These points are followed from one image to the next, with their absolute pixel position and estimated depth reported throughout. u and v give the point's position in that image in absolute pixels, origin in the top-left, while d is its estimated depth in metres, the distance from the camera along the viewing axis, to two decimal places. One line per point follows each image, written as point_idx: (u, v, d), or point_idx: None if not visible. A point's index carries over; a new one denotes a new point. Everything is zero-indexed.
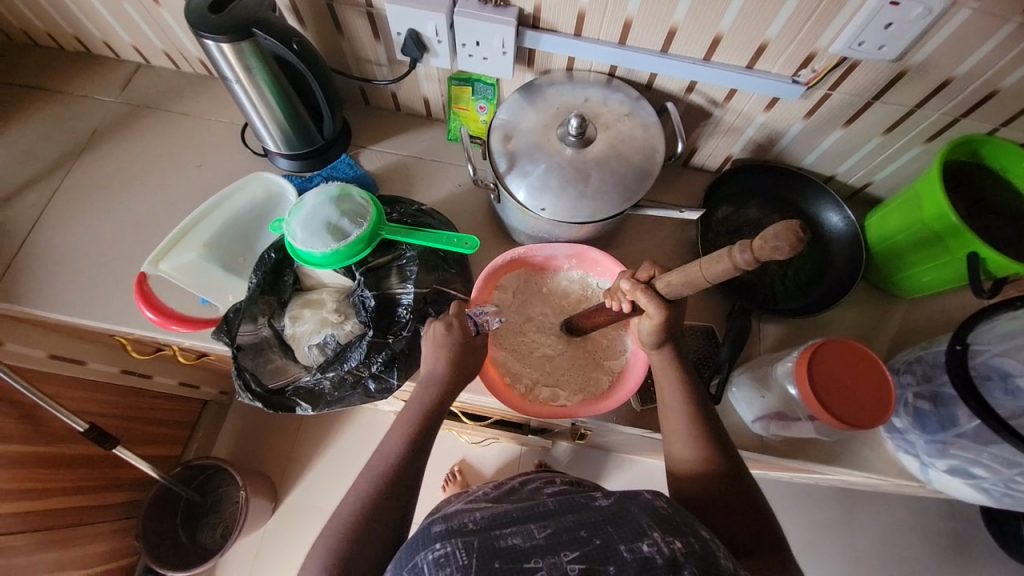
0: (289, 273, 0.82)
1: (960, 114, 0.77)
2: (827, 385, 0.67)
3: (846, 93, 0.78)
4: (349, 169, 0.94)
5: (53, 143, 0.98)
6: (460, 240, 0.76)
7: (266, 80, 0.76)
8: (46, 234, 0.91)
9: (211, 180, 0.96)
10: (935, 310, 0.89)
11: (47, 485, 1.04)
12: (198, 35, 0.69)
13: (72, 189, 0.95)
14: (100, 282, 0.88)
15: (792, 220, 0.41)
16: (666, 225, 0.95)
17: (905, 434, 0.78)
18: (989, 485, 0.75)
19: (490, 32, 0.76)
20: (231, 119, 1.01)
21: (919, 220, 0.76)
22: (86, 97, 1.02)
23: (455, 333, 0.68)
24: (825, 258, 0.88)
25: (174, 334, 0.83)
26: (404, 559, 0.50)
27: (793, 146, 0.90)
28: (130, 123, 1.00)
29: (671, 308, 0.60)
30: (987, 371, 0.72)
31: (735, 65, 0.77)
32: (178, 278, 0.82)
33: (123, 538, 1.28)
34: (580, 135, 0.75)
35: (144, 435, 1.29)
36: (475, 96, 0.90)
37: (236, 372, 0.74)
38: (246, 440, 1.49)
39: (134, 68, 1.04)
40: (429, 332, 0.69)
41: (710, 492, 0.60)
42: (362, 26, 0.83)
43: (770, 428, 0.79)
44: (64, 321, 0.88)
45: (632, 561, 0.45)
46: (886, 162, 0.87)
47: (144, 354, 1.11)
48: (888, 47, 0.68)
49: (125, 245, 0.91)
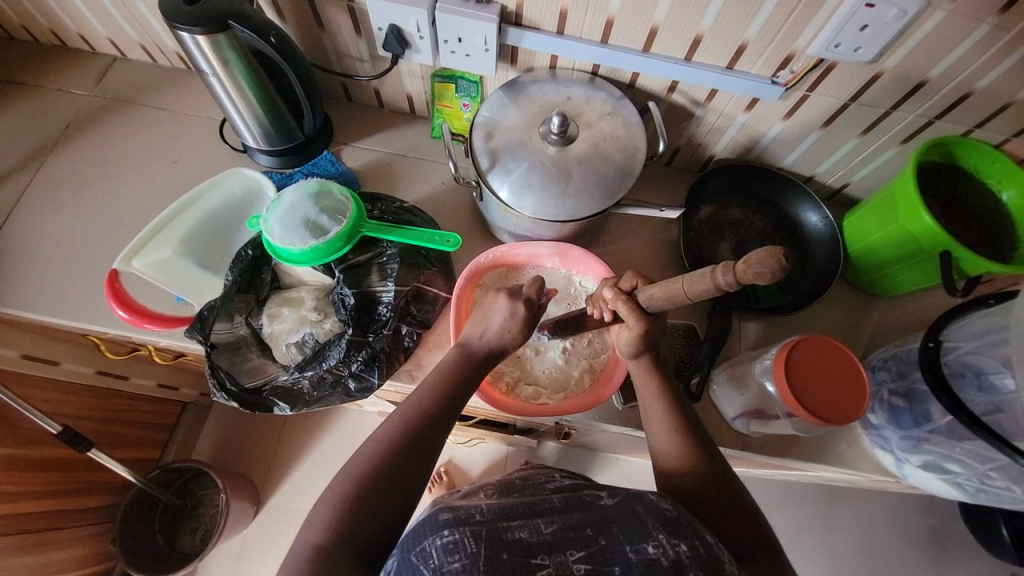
0: (266, 271, 0.81)
1: (935, 116, 0.78)
2: (805, 385, 0.68)
3: (825, 95, 0.79)
4: (332, 166, 0.93)
5: (26, 137, 0.95)
6: (443, 238, 0.76)
7: (243, 74, 0.74)
8: (18, 230, 0.88)
9: (188, 177, 0.94)
10: (911, 309, 0.91)
11: (19, 488, 1.00)
12: (173, 27, 0.67)
13: (45, 184, 0.92)
14: (71, 280, 0.86)
15: (776, 247, 0.40)
16: (649, 224, 0.96)
17: (881, 429, 0.80)
18: (963, 481, 0.75)
19: (472, 29, 0.76)
20: (209, 114, 0.99)
21: (896, 222, 0.77)
22: (60, 91, 0.99)
23: (513, 325, 0.66)
24: (807, 256, 0.89)
25: (148, 333, 0.81)
26: (410, 542, 0.48)
27: (774, 147, 0.91)
28: (105, 117, 0.98)
29: (652, 319, 0.61)
30: (960, 368, 0.73)
31: (716, 65, 0.78)
32: (153, 275, 0.80)
33: (100, 542, 1.25)
34: (562, 133, 0.75)
35: (120, 438, 1.25)
36: (458, 93, 0.89)
37: (209, 370, 0.73)
38: (227, 441, 1.46)
39: (110, 61, 1.02)
40: (495, 305, 0.68)
41: (697, 488, 0.59)
42: (344, 22, 0.82)
43: (750, 425, 0.80)
44: (34, 320, 0.85)
45: (637, 561, 0.44)
46: (865, 163, 0.88)
47: (120, 354, 1.08)
48: (864, 49, 0.69)
49: (98, 243, 0.89)
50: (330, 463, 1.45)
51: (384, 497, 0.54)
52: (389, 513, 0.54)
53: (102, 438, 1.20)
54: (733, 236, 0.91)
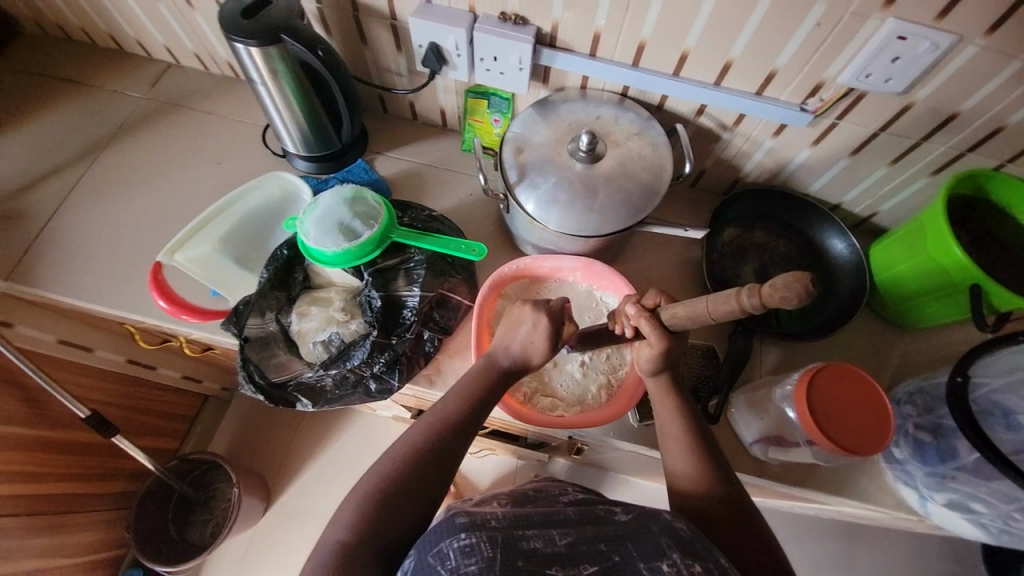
0: (299, 271, 0.84)
1: (965, 149, 0.78)
2: (827, 413, 0.67)
3: (854, 123, 0.79)
4: (365, 174, 0.96)
5: (82, 134, 1.01)
6: (468, 247, 0.78)
7: (290, 84, 0.79)
8: (68, 220, 0.94)
9: (229, 178, 0.99)
10: (938, 343, 0.89)
11: (43, 469, 1.04)
12: (230, 39, 0.72)
13: (96, 179, 0.98)
14: (114, 270, 0.90)
15: (803, 273, 0.41)
16: (671, 244, 0.96)
17: (905, 464, 0.78)
18: (988, 521, 0.74)
19: (508, 49, 0.79)
20: (253, 120, 1.04)
21: (924, 253, 0.76)
22: (116, 93, 1.06)
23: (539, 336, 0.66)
24: (830, 283, 0.89)
25: (182, 324, 0.85)
26: (428, 543, 0.48)
27: (800, 173, 0.91)
28: (156, 119, 1.04)
29: (673, 337, 0.61)
30: (988, 406, 0.71)
31: (744, 91, 0.79)
32: (193, 270, 0.84)
33: (115, 529, 1.28)
34: (590, 151, 0.77)
35: (142, 426, 1.29)
36: (490, 109, 0.93)
37: (241, 363, 0.76)
38: (243, 436, 1.49)
39: (164, 67, 1.09)
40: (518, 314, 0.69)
41: (714, 512, 0.58)
42: (386, 38, 0.87)
43: (768, 451, 0.79)
44: (76, 306, 0.90)
45: None
46: (893, 193, 0.88)
47: (150, 344, 1.12)
48: (894, 80, 0.70)
49: (141, 236, 0.93)
50: (340, 464, 1.46)
51: (402, 497, 0.56)
52: (404, 513, 0.55)
53: (127, 425, 1.24)
54: (756, 259, 0.91)
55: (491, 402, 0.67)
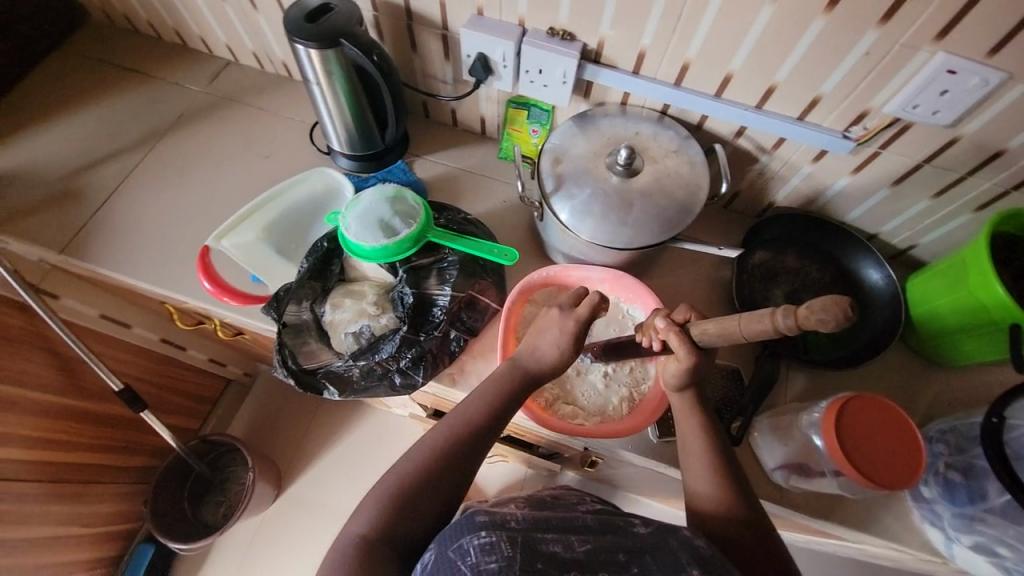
0: (336, 263, 0.87)
1: (1013, 186, 0.76)
2: (855, 443, 0.66)
3: (897, 154, 0.78)
4: (404, 175, 0.99)
5: (142, 122, 1.08)
6: (501, 252, 0.80)
7: (342, 85, 0.82)
8: (123, 201, 0.99)
9: (275, 171, 1.04)
10: (974, 383, 0.86)
11: (71, 438, 1.09)
12: (292, 40, 0.76)
13: (151, 164, 1.03)
14: (162, 250, 0.95)
15: (841, 296, 0.41)
16: (700, 262, 0.96)
17: (933, 504, 0.76)
18: (1013, 566, 0.70)
19: (554, 62, 0.81)
20: (301, 118, 1.09)
21: (965, 288, 0.75)
22: (176, 85, 1.12)
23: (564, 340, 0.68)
24: (863, 313, 0.87)
25: (222, 307, 0.89)
26: (447, 538, 0.49)
27: (838, 200, 0.90)
28: (211, 111, 1.09)
29: (702, 354, 0.61)
30: (1022, 450, 0.68)
31: (786, 115, 0.80)
32: (237, 255, 0.88)
33: (133, 502, 1.32)
34: (627, 165, 0.78)
35: (168, 404, 1.34)
36: (530, 120, 0.95)
37: (276, 347, 0.79)
38: (261, 422, 1.53)
39: (223, 64, 1.15)
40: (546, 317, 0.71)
41: (733, 535, 0.58)
42: (435, 46, 0.91)
43: (789, 479, 0.78)
44: (124, 282, 0.95)
45: None
46: (934, 226, 0.86)
47: (185, 325, 1.17)
48: (942, 113, 0.69)
49: (189, 220, 0.98)
50: (353, 458, 1.48)
51: (423, 491, 0.58)
52: (424, 505, 0.57)
53: (155, 401, 1.29)
54: (787, 284, 0.90)
55: (513, 405, 0.68)
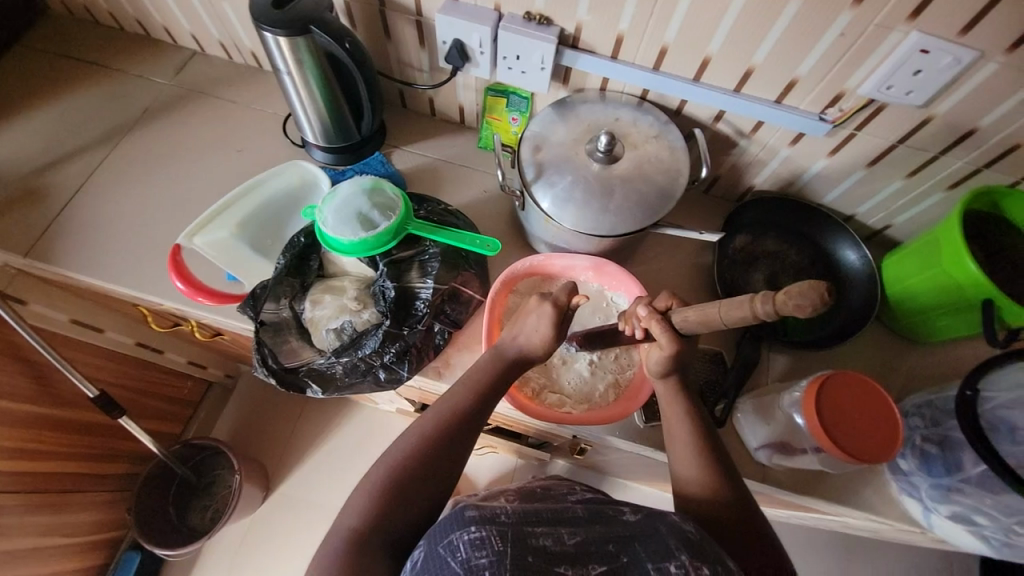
0: (314, 259, 0.86)
1: (983, 165, 0.78)
2: (835, 421, 0.68)
3: (872, 135, 0.79)
4: (382, 167, 0.97)
5: (105, 117, 1.03)
6: (483, 243, 0.80)
7: (314, 75, 0.80)
8: (88, 200, 0.95)
9: (248, 166, 1.00)
10: (948, 358, 0.89)
11: (47, 447, 1.05)
12: (259, 28, 0.73)
13: (117, 161, 0.99)
14: (132, 251, 0.92)
15: (819, 281, 0.41)
16: (683, 248, 0.97)
17: (910, 476, 0.78)
18: (989, 533, 0.74)
19: (531, 48, 0.80)
20: (274, 110, 1.06)
21: (938, 267, 0.76)
22: (140, 77, 1.07)
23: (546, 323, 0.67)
24: (842, 294, 0.89)
25: (198, 307, 0.86)
26: (437, 534, 0.49)
27: (815, 183, 0.91)
28: (178, 104, 1.05)
29: (684, 341, 0.61)
30: (996, 421, 0.70)
31: (764, 99, 0.80)
32: (211, 253, 0.85)
33: (116, 510, 1.29)
34: (608, 152, 0.78)
35: (148, 409, 1.30)
36: (509, 108, 0.94)
37: (255, 346, 0.77)
38: (246, 424, 1.50)
39: (189, 55, 1.10)
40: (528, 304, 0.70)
41: (719, 518, 0.59)
42: (410, 33, 0.88)
43: (773, 458, 0.79)
44: (93, 285, 0.91)
45: None
46: (907, 206, 0.88)
47: (162, 327, 1.13)
48: (915, 93, 0.70)
49: (160, 219, 0.95)
50: (342, 456, 1.47)
51: (414, 486, 0.57)
52: (413, 502, 0.56)
53: (134, 406, 1.25)
54: (768, 267, 0.91)
55: (498, 396, 0.67)
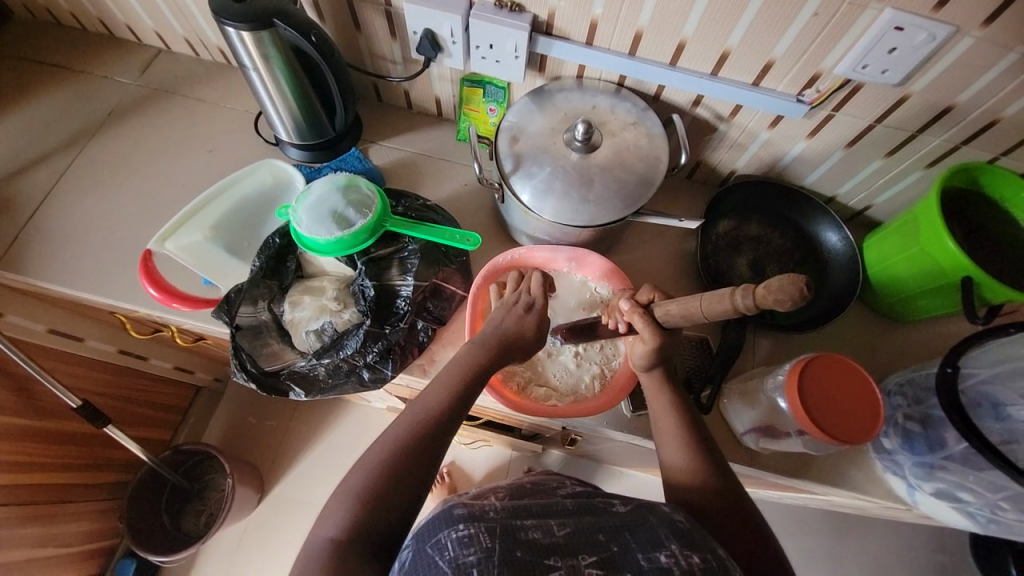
0: (291, 260, 0.84)
1: (961, 142, 0.78)
2: (819, 404, 0.68)
3: (850, 116, 0.79)
4: (358, 163, 0.95)
5: (71, 120, 1.00)
6: (463, 237, 0.78)
7: (282, 71, 0.77)
8: (57, 207, 0.92)
9: (221, 166, 0.98)
10: (930, 335, 0.90)
11: (33, 459, 1.03)
12: (221, 22, 0.71)
13: (85, 166, 0.96)
14: (104, 258, 0.89)
15: (798, 275, 0.41)
16: (666, 235, 0.96)
17: (893, 455, 0.79)
18: (975, 510, 0.75)
19: (504, 36, 0.78)
20: (245, 107, 1.03)
21: (918, 246, 0.77)
22: (105, 78, 1.04)
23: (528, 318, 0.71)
24: (823, 276, 0.89)
25: (174, 313, 0.84)
26: (426, 534, 0.49)
27: (795, 165, 0.91)
28: (146, 104, 1.02)
29: (666, 334, 0.61)
30: (977, 398, 0.71)
31: (741, 82, 0.79)
32: (184, 258, 0.84)
33: (108, 519, 1.28)
34: (586, 141, 0.76)
35: (134, 417, 1.29)
36: (486, 98, 0.92)
37: (232, 351, 0.76)
38: (236, 427, 1.49)
39: (155, 52, 1.07)
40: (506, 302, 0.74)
41: (709, 506, 0.59)
42: (380, 24, 0.86)
43: (760, 441, 0.80)
44: (66, 294, 0.89)
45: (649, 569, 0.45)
46: (887, 186, 0.88)
47: (142, 334, 1.11)
48: (891, 72, 0.70)
49: (132, 224, 0.92)
50: (336, 455, 1.47)
51: (401, 488, 0.56)
52: (399, 504, 0.55)
53: (120, 415, 1.23)
54: (751, 252, 0.91)
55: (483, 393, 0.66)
